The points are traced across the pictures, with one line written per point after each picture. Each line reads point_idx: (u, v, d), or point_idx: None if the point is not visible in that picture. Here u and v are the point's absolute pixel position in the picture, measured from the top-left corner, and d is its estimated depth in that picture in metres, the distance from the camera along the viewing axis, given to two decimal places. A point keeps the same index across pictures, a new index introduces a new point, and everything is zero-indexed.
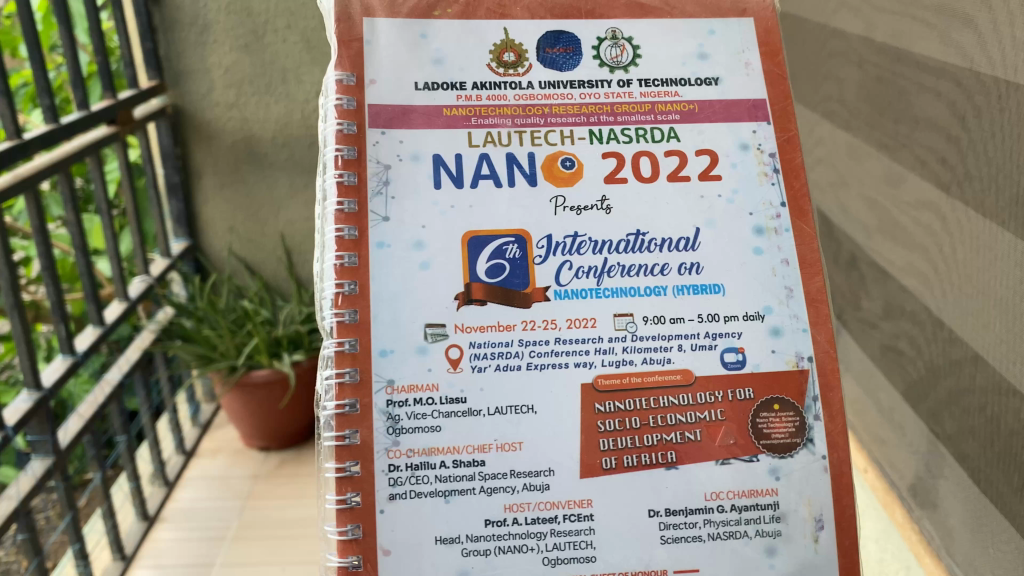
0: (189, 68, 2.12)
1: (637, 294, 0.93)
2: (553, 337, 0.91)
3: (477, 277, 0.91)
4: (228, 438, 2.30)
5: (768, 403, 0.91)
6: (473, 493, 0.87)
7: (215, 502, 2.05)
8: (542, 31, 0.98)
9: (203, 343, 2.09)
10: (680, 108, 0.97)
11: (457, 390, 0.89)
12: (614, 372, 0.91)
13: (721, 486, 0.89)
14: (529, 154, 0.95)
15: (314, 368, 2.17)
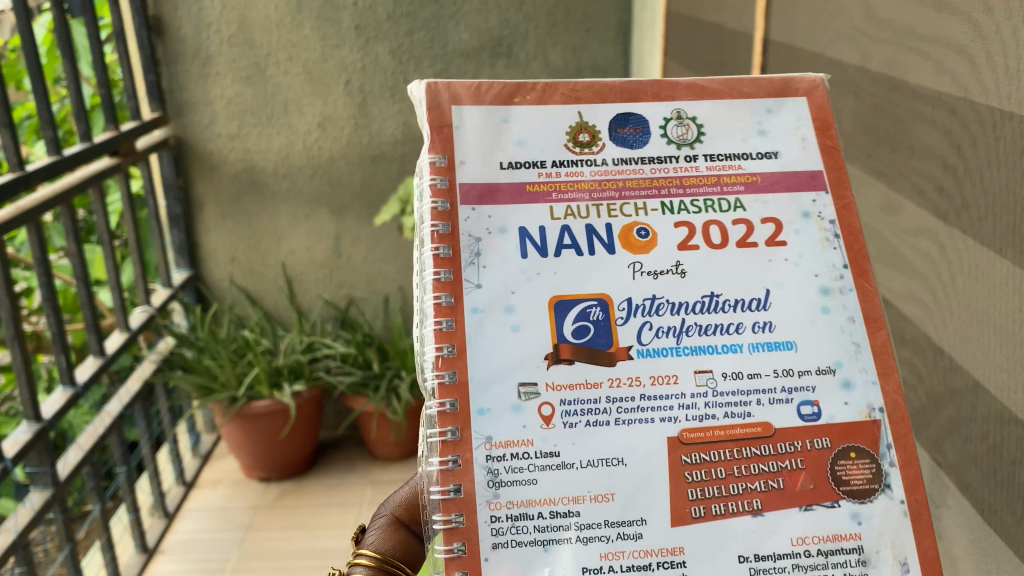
0: (192, 100, 2.13)
1: (708, 350, 0.63)
2: (637, 394, 0.62)
3: (566, 336, 0.62)
4: (229, 469, 2.29)
5: (843, 450, 0.61)
6: (565, 545, 0.59)
7: (216, 534, 2.03)
8: (613, 110, 0.68)
9: (203, 373, 2.08)
10: (744, 177, 0.68)
11: (551, 443, 0.60)
12: (699, 427, 0.61)
13: (808, 528, 0.60)
14: (606, 225, 0.65)
15: (314, 399, 2.18)
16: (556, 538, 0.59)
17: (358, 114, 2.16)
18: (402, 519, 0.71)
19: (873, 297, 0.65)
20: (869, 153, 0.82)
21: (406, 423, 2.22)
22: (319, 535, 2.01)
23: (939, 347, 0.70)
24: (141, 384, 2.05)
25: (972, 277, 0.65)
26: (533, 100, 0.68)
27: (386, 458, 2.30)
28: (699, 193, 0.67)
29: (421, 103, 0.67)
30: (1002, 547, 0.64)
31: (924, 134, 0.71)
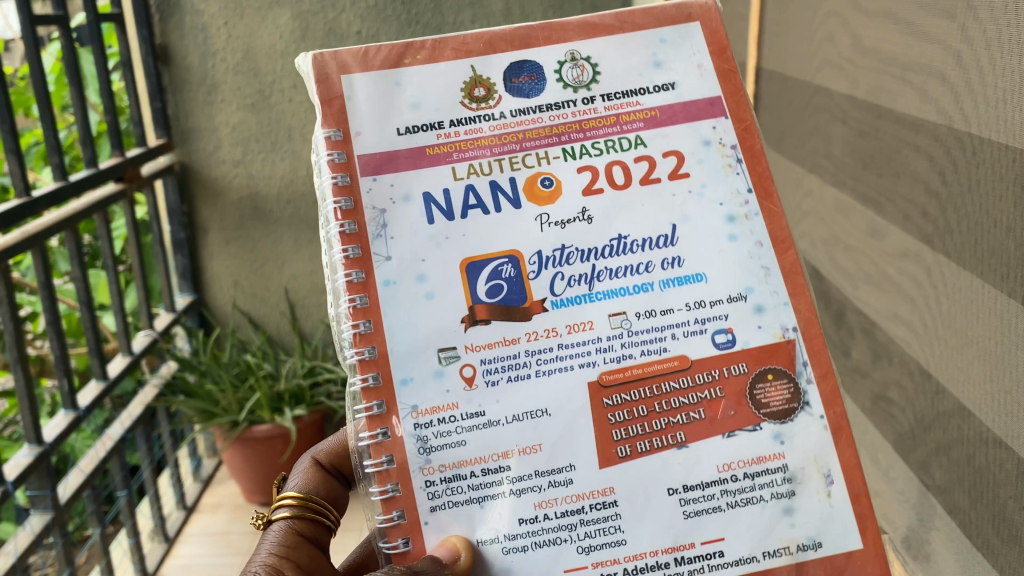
0: (197, 127, 2.16)
1: (621, 294, 0.67)
2: (554, 344, 0.66)
3: (480, 296, 0.66)
4: (230, 493, 2.29)
5: (762, 373, 0.67)
6: (500, 497, 0.64)
7: (215, 558, 2.03)
8: (503, 61, 0.71)
9: (205, 398, 2.10)
10: (643, 113, 0.71)
11: (475, 403, 0.65)
12: (617, 369, 0.66)
13: (733, 456, 0.65)
14: (510, 179, 0.68)
15: (315, 422, 2.15)
16: (492, 491, 0.64)
17: None
18: (322, 462, 0.80)
19: (777, 219, 0.69)
20: (857, 178, 0.83)
21: None
22: None
23: (925, 369, 0.71)
24: (142, 408, 2.06)
25: (954, 298, 0.66)
26: (423, 58, 0.70)
27: None
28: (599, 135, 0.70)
29: (308, 76, 0.69)
30: (987, 566, 0.65)
31: (909, 160, 0.72)
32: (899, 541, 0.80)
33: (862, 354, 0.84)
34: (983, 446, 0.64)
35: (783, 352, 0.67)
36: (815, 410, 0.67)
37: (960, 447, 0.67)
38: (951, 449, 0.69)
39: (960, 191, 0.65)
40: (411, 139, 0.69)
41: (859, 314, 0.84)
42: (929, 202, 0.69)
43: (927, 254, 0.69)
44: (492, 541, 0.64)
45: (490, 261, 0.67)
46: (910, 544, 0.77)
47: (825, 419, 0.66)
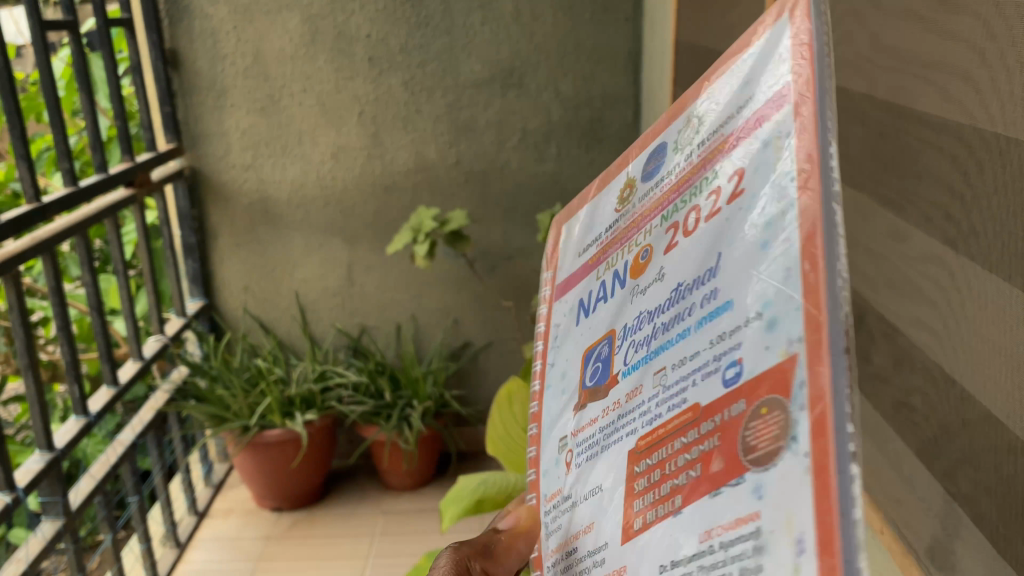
0: (207, 131, 2.16)
1: (673, 345, 0.41)
2: (619, 419, 0.44)
3: (587, 380, 0.50)
4: (241, 498, 2.29)
5: (754, 406, 0.34)
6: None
7: (227, 564, 2.03)
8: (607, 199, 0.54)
9: (216, 403, 2.10)
10: (715, 160, 0.42)
11: (580, 500, 0.49)
12: (650, 430, 0.41)
13: (713, 517, 0.35)
14: (622, 262, 0.49)
15: (325, 428, 2.18)
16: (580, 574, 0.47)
17: (370, 144, 2.17)
18: None
19: (811, 195, 0.33)
20: (877, 180, 0.81)
21: (418, 452, 2.23)
22: (330, 566, 2.00)
23: (949, 375, 0.68)
24: (154, 413, 2.06)
25: (980, 302, 0.64)
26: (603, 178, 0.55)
27: (397, 489, 2.30)
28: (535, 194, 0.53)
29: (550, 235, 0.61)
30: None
31: (931, 161, 0.71)
32: (922, 549, 0.73)
33: (878, 358, 0.82)
34: (996, 458, 0.62)
35: (784, 380, 0.33)
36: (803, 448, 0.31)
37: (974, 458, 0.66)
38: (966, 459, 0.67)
39: (986, 192, 0.63)
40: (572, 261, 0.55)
41: (878, 318, 0.81)
42: (953, 204, 0.67)
43: (950, 258, 0.68)
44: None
45: (596, 347, 0.50)
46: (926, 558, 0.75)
47: (808, 458, 0.31)
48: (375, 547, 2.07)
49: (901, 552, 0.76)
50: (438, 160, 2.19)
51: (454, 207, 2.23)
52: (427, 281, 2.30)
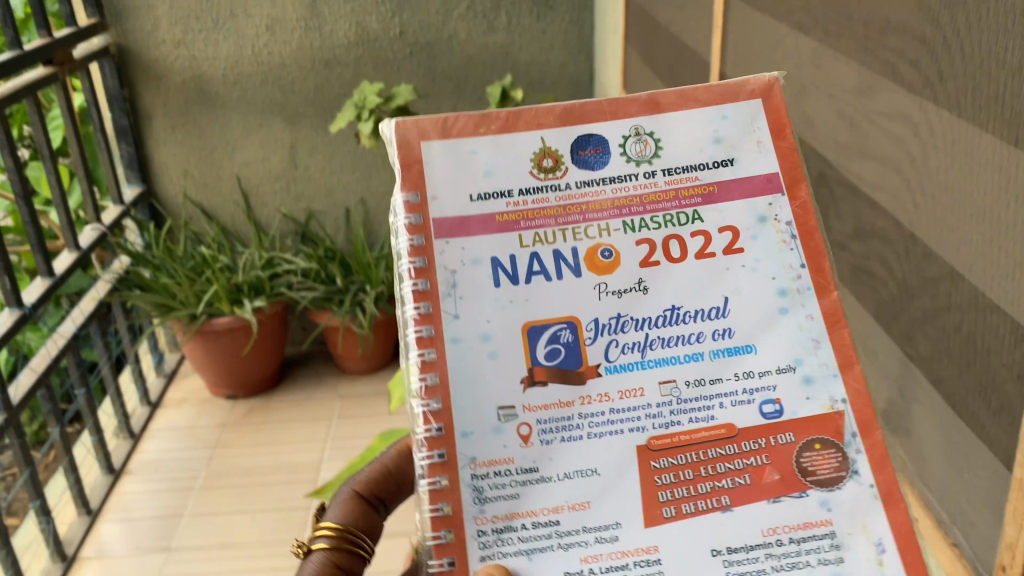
0: (130, 4, 2.01)
1: (674, 362, 0.54)
2: (605, 408, 0.54)
3: (539, 358, 0.54)
4: (195, 387, 2.28)
5: (808, 441, 0.54)
6: (550, 553, 0.52)
7: (184, 452, 2.04)
8: (570, 131, 0.57)
9: (161, 292, 2.04)
10: (702, 189, 0.56)
11: (530, 459, 0.53)
12: (665, 432, 0.53)
13: (778, 517, 0.53)
14: (571, 248, 0.55)
15: (275, 315, 2.15)
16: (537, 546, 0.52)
17: (308, 15, 2.04)
18: (363, 494, 0.62)
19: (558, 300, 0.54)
20: (840, 32, 0.76)
21: (374, 336, 2.22)
22: (288, 450, 2.04)
23: (914, 236, 0.62)
24: (95, 304, 1.99)
25: (950, 155, 0.57)
26: (498, 130, 0.56)
27: (354, 372, 2.31)
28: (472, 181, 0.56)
29: (390, 141, 0.56)
30: (948, 449, 0.58)
31: (898, 5, 0.65)
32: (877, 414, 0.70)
33: (836, 222, 0.78)
34: (947, 317, 0.57)
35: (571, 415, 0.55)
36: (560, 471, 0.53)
37: (928, 318, 0.60)
38: (916, 321, 0.62)
39: (962, 26, 0.56)
40: (483, 206, 0.55)
41: (839, 180, 0.77)
42: (921, 52, 0.62)
43: (920, 105, 0.62)
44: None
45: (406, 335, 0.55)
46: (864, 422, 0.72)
47: (874, 489, 0.53)
48: (332, 430, 2.10)
49: None
50: (381, 31, 2.07)
51: (399, 82, 2.13)
52: (374, 162, 2.24)
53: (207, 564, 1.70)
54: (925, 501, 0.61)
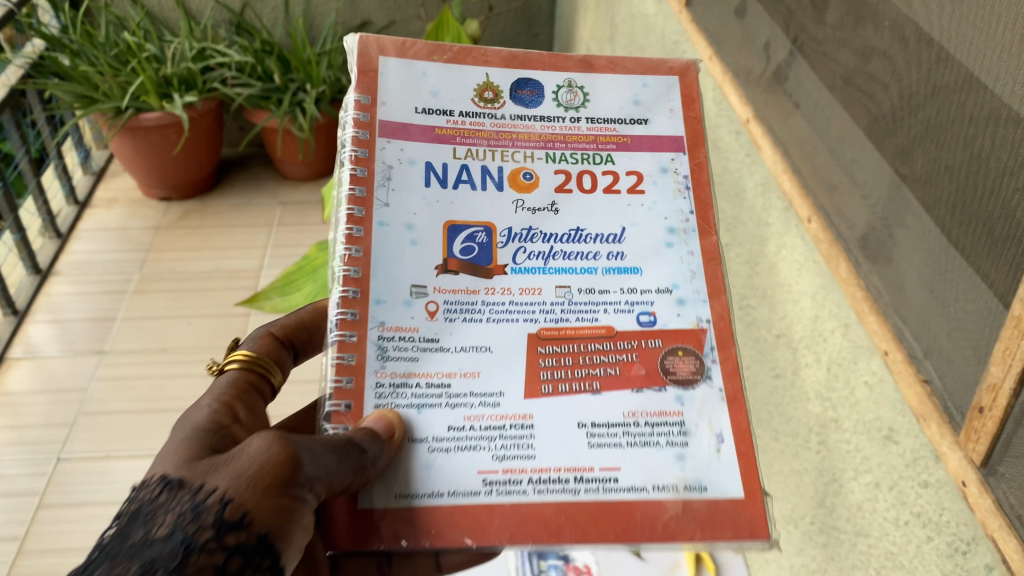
0: None
1: (572, 272, 0.52)
2: (507, 299, 0.50)
3: (454, 251, 0.51)
4: (125, 187, 2.16)
5: (672, 348, 0.51)
6: (433, 411, 0.48)
7: (115, 254, 1.95)
8: (514, 73, 0.56)
9: (81, 81, 1.87)
10: (617, 138, 0.56)
11: (433, 330, 0.49)
12: (556, 325, 0.50)
13: (639, 402, 0.49)
14: (497, 166, 0.53)
15: (209, 113, 2.01)
16: (428, 403, 0.48)
17: None
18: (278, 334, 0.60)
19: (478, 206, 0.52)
20: None
21: (316, 141, 2.10)
22: (226, 256, 1.96)
23: (926, 35, 0.53)
24: (8, 91, 1.82)
25: None
26: (448, 59, 0.56)
27: (295, 177, 2.20)
28: (408, 86, 0.54)
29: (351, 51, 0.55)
30: (948, 278, 0.51)
31: None
32: (854, 240, 0.63)
33: (832, 21, 0.68)
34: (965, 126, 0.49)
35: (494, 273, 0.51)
36: (460, 337, 0.49)
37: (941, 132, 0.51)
38: (922, 136, 0.54)
39: None
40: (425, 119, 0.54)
41: None
42: None
43: None
44: (420, 444, 0.47)
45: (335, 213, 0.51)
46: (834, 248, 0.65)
47: (724, 392, 0.50)
48: (272, 237, 2.01)
49: (828, 242, 0.66)
50: None
51: None
52: None
53: (141, 368, 1.66)
54: (896, 334, 0.56)
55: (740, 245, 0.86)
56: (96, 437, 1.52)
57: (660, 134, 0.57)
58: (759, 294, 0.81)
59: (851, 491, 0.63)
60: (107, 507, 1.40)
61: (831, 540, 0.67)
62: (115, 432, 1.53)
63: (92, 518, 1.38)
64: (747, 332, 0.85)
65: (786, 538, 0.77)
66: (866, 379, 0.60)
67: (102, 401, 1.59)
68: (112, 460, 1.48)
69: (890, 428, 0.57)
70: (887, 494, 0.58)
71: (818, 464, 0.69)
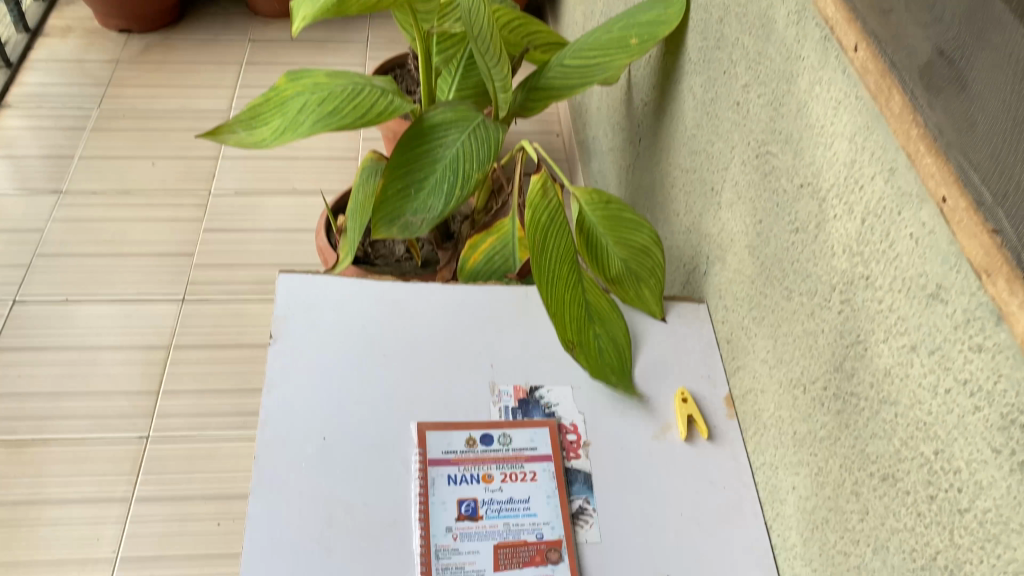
0: None
1: (512, 516, 0.74)
2: (479, 527, 0.72)
3: (460, 506, 0.73)
4: (80, 16, 1.99)
5: (576, 549, 0.73)
6: (465, 572, 0.69)
7: (71, 88, 1.81)
8: (442, 424, 0.79)
9: None
10: (520, 460, 0.78)
11: (474, 544, 0.71)
12: (512, 538, 0.72)
13: (575, 568, 0.71)
14: (454, 469, 0.76)
15: None
16: None
17: None
18: None
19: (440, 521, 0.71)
20: None
21: None
22: (192, 94, 1.82)
23: None
24: None
25: None
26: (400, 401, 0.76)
27: (267, 14, 2.06)
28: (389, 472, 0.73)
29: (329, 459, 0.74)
30: None
31: None
32: (912, 69, 0.53)
33: None
34: None
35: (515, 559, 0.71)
36: (488, 574, 0.70)
37: None
38: None
39: None
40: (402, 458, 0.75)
41: None
42: None
43: None
44: None
45: None
46: (886, 84, 0.55)
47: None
48: (242, 77, 1.87)
49: (878, 74, 0.55)
50: None
51: None
52: None
53: (103, 210, 1.56)
54: (961, 178, 0.47)
55: (763, 84, 0.76)
56: (57, 281, 1.43)
57: (554, 441, 0.80)
58: (782, 138, 0.72)
59: (879, 355, 0.57)
60: (69, 352, 1.33)
61: (847, 406, 0.62)
62: (76, 276, 1.45)
63: (52, 363, 1.32)
64: (762, 183, 0.76)
65: (791, 403, 0.71)
66: (910, 231, 0.53)
67: (61, 243, 1.50)
68: (74, 305, 1.40)
69: (937, 285, 0.50)
70: (924, 358, 0.52)
71: (838, 325, 0.63)
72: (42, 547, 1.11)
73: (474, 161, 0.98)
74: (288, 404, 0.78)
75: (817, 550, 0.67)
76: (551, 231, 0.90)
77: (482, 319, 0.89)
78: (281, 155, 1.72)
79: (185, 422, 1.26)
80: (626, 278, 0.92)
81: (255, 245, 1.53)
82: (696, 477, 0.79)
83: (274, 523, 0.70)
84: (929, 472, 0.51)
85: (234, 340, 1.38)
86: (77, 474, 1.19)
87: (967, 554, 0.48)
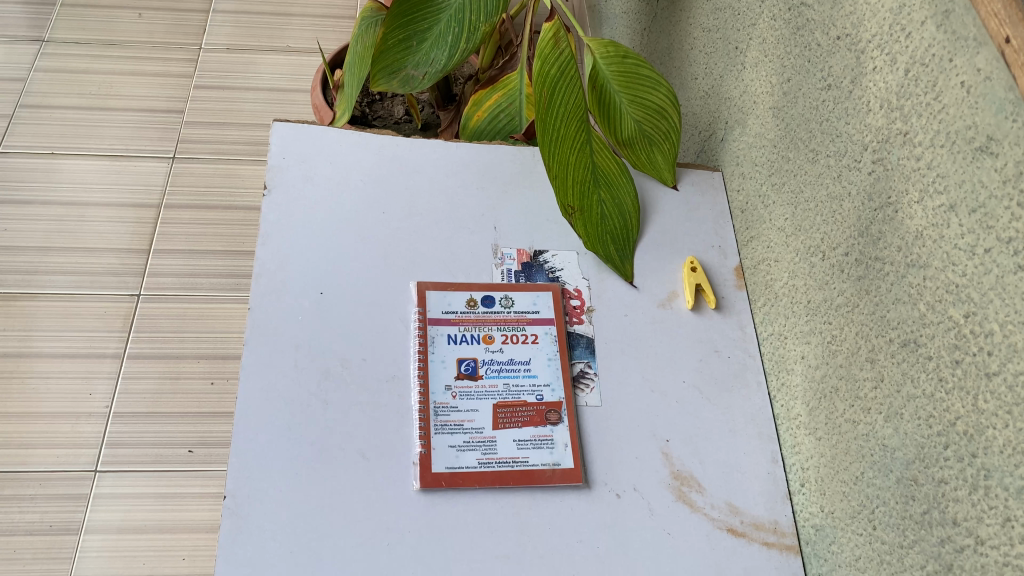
0: None
1: (514, 376, 0.72)
2: (481, 387, 0.71)
3: (457, 368, 0.71)
4: None
5: (579, 407, 0.72)
6: (456, 435, 0.68)
7: None
8: (441, 285, 0.76)
9: None
10: (522, 319, 0.76)
11: (469, 404, 0.70)
12: (511, 399, 0.71)
13: (571, 429, 0.70)
14: (454, 328, 0.73)
15: None
16: (462, 445, 0.67)
17: None
18: None
19: (440, 379, 0.70)
20: None
21: None
22: None
23: None
24: None
25: None
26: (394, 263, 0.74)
27: None
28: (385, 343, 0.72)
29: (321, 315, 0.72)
30: None
31: None
32: None
33: None
34: None
35: (509, 420, 0.70)
36: (480, 436, 0.68)
37: None
38: None
39: None
40: (404, 317, 0.73)
41: None
42: None
43: None
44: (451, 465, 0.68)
45: (326, 466, 0.65)
46: None
47: (662, 442, 0.71)
48: None
49: None
50: None
51: None
52: None
53: (87, 61, 1.49)
54: None
55: None
56: (41, 133, 1.38)
57: (555, 302, 0.77)
58: None
59: (911, 217, 0.54)
60: (56, 207, 1.29)
61: (870, 272, 0.59)
62: (61, 128, 1.39)
63: (39, 217, 1.28)
64: (794, 38, 0.70)
65: (807, 271, 0.69)
66: (962, 80, 0.49)
67: (44, 94, 1.43)
68: (59, 159, 1.35)
69: (988, 137, 0.47)
70: (963, 218, 0.49)
71: (867, 186, 0.59)
72: (34, 400, 1.11)
73: (485, 12, 0.88)
74: (284, 252, 0.75)
75: (822, 419, 0.66)
76: (560, 85, 0.81)
77: (486, 180, 0.85)
78: (275, 11, 1.63)
79: (176, 282, 1.24)
80: (638, 140, 0.84)
81: (248, 104, 1.47)
82: (701, 346, 0.78)
83: (271, 373, 0.68)
84: (957, 335, 0.49)
85: (227, 201, 1.33)
86: (67, 330, 1.17)
87: (990, 419, 0.46)
